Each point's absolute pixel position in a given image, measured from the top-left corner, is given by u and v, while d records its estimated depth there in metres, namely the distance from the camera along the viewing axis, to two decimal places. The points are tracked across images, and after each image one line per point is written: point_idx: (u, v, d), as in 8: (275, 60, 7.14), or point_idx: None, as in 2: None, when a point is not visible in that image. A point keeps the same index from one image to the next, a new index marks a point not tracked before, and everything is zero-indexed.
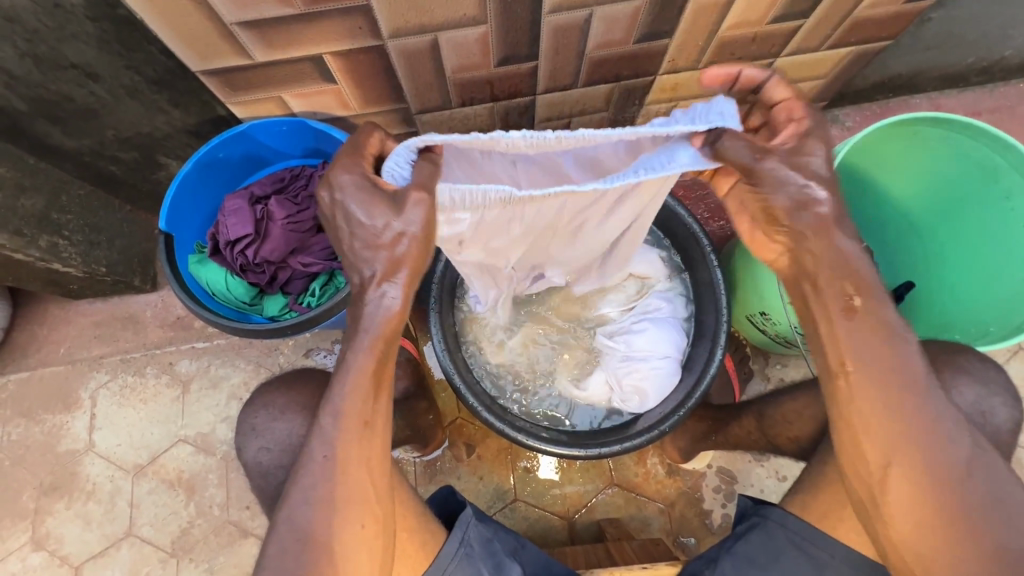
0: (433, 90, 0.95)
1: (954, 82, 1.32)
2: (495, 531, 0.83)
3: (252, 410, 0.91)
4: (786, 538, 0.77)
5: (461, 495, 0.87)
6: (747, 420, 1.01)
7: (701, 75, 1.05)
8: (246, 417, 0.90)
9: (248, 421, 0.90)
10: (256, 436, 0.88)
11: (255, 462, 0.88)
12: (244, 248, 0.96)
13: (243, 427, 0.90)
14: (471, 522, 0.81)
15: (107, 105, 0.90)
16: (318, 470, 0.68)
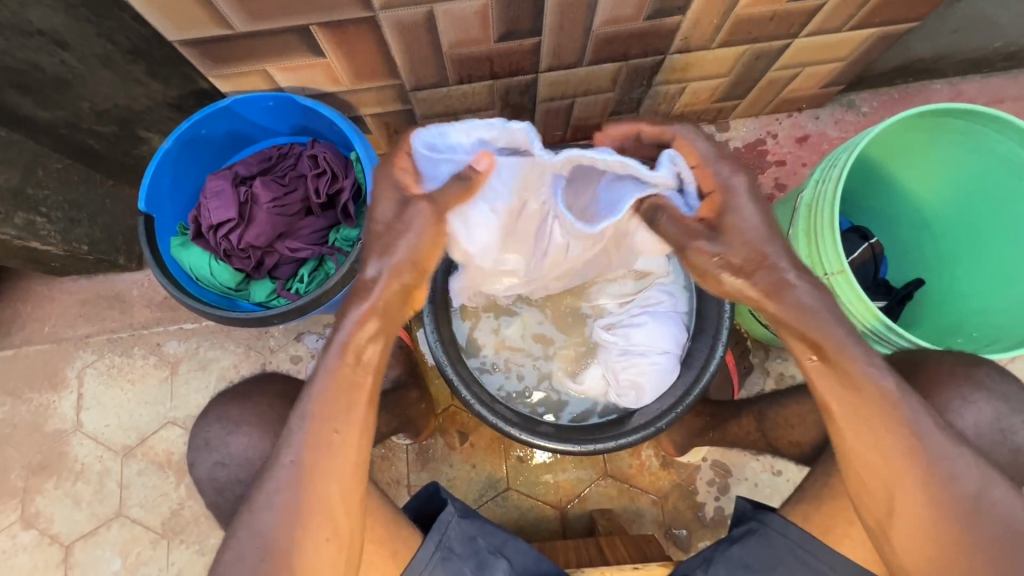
0: (429, 66, 0.89)
1: (978, 66, 1.25)
2: (479, 527, 0.83)
3: (204, 423, 0.89)
4: (786, 548, 0.78)
5: (446, 492, 0.86)
6: (747, 419, 1.01)
7: (714, 55, 0.99)
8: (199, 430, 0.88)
9: (200, 435, 0.88)
10: (209, 452, 0.87)
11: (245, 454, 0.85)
12: (228, 232, 0.91)
13: (196, 442, 0.88)
14: (452, 521, 0.81)
15: (81, 75, 0.85)
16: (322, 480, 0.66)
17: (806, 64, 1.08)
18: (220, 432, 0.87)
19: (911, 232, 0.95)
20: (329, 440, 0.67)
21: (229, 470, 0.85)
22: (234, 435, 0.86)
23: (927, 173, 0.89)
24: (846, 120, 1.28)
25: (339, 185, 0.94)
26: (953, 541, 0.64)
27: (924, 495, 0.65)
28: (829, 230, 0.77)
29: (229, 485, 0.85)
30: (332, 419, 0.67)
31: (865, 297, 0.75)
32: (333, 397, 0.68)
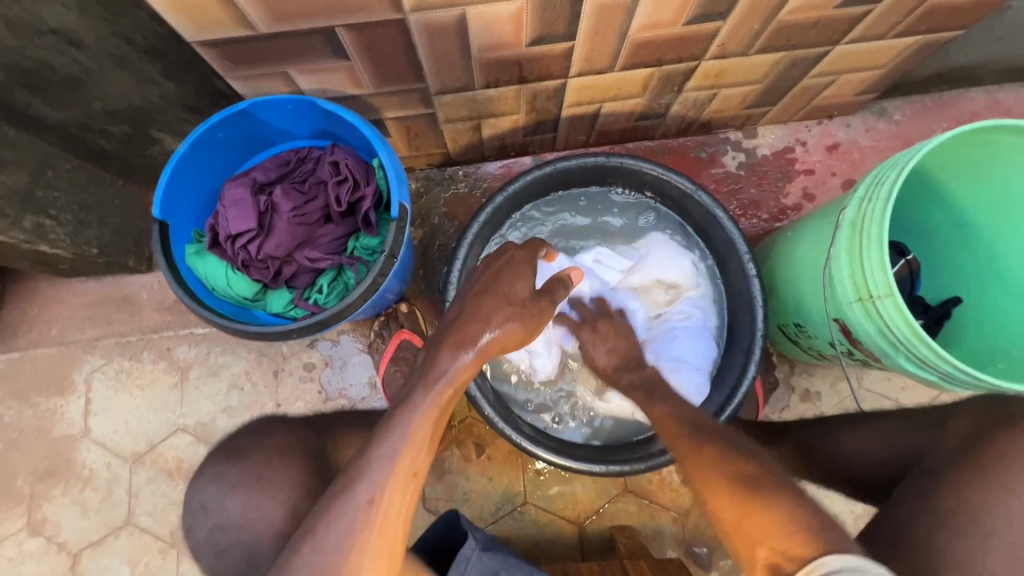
0: (456, 70, 0.85)
1: (1016, 74, 1.22)
2: (501, 560, 0.80)
3: (201, 485, 0.96)
4: None
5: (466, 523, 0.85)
6: None
7: (750, 62, 0.95)
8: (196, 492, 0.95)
9: (196, 498, 0.95)
10: (205, 516, 0.92)
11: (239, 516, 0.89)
12: (246, 241, 0.88)
13: (193, 505, 0.95)
14: (473, 557, 0.79)
15: (94, 75, 0.81)
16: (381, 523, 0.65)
17: (843, 71, 1.04)
18: (216, 494, 0.93)
19: (951, 247, 0.92)
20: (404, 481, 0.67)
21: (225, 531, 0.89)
22: (228, 498, 0.91)
23: (974, 188, 0.85)
24: (878, 128, 1.24)
25: (361, 193, 0.90)
26: None
27: (730, 489, 0.66)
28: (877, 250, 0.73)
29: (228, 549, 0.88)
30: (413, 462, 0.68)
31: (913, 321, 0.71)
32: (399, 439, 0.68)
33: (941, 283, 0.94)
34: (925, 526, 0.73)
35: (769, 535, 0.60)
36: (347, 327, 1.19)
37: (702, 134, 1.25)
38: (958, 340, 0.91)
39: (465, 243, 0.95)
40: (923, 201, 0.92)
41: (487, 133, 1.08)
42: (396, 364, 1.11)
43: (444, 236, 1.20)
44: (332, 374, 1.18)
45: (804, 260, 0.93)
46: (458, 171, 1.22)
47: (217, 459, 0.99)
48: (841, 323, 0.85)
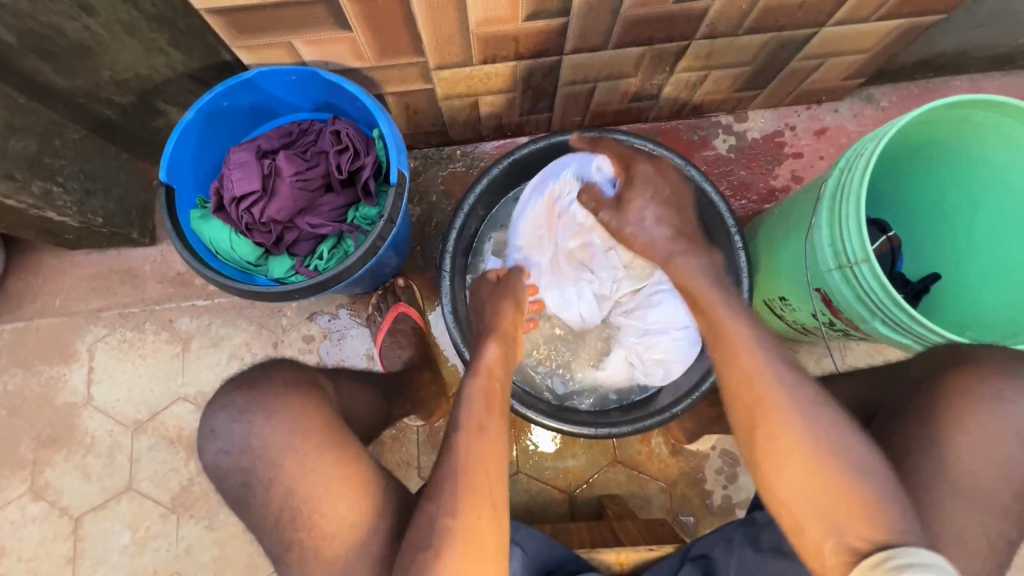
0: (454, 44, 0.88)
1: (999, 64, 1.25)
2: None
3: (212, 411, 0.80)
4: None
5: None
6: None
7: (739, 42, 0.98)
8: (205, 418, 0.79)
9: (206, 424, 0.79)
10: (214, 439, 0.78)
11: (213, 466, 0.77)
12: (251, 205, 0.92)
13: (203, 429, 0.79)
14: None
15: (103, 42, 0.84)
16: (469, 476, 0.68)
17: (830, 55, 1.07)
18: (224, 419, 0.78)
19: (929, 224, 0.96)
20: (481, 437, 0.71)
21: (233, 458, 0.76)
22: (238, 423, 0.77)
23: (949, 165, 0.89)
24: (865, 113, 1.28)
25: (361, 162, 0.94)
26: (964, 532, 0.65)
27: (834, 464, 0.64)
28: (856, 216, 0.77)
29: (232, 473, 0.76)
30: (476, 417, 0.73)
31: (889, 284, 0.75)
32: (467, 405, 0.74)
33: (920, 261, 0.98)
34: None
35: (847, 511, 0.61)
36: (346, 300, 1.22)
37: (695, 117, 1.28)
38: (937, 314, 0.94)
39: (462, 213, 0.98)
40: (905, 181, 0.95)
41: (484, 111, 1.12)
42: (393, 336, 1.13)
43: (442, 214, 1.24)
44: (330, 346, 1.21)
45: (788, 234, 0.97)
46: (456, 151, 1.25)
47: (228, 386, 0.81)
48: (823, 293, 0.88)
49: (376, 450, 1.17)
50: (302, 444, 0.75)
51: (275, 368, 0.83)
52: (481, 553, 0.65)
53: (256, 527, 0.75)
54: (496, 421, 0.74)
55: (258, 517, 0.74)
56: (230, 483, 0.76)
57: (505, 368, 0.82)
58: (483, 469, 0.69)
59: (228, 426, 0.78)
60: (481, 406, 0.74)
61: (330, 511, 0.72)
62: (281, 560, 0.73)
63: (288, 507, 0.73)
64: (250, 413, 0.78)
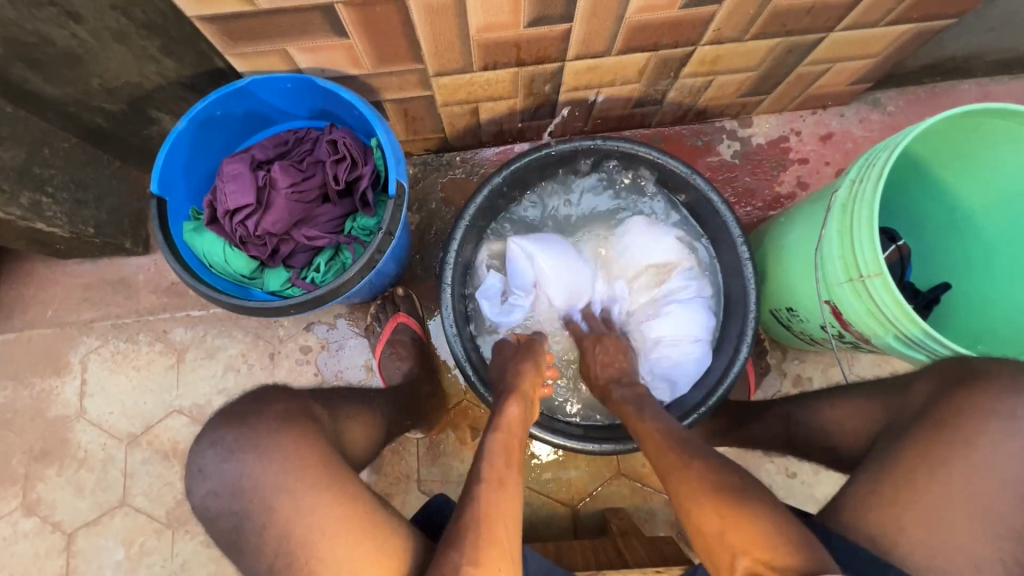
0: (454, 50, 0.86)
1: (1008, 67, 1.23)
2: None
3: (198, 448, 0.76)
4: None
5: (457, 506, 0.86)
6: (774, 420, 1.00)
7: (746, 48, 0.96)
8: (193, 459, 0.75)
9: (194, 463, 0.75)
10: (204, 480, 0.74)
11: (201, 508, 0.73)
12: (245, 217, 0.89)
13: (189, 469, 0.75)
14: None
15: (92, 49, 0.82)
16: (489, 527, 0.66)
17: (838, 60, 1.05)
18: (213, 459, 0.74)
19: (940, 232, 0.94)
20: (501, 491, 0.70)
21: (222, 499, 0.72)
22: (228, 463, 0.73)
23: (962, 173, 0.87)
24: (872, 118, 1.26)
25: (358, 172, 0.91)
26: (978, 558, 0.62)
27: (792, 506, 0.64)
28: (868, 230, 0.74)
29: (223, 515, 0.72)
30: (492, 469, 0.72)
31: (902, 300, 0.72)
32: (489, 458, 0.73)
33: (930, 270, 0.96)
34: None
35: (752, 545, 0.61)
36: (344, 310, 1.20)
37: (698, 123, 1.26)
38: (949, 324, 0.92)
39: (462, 224, 0.95)
40: (915, 189, 0.93)
41: (484, 117, 1.09)
42: (392, 347, 1.11)
43: (441, 222, 1.21)
44: (328, 357, 1.18)
45: (795, 244, 0.94)
46: (456, 157, 1.23)
47: (216, 421, 0.78)
48: (832, 306, 0.86)
49: (374, 463, 1.15)
50: (296, 484, 0.71)
51: (267, 400, 0.80)
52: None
53: (249, 570, 0.71)
54: (513, 475, 0.73)
55: (253, 560, 0.71)
56: (220, 526, 0.72)
57: (524, 425, 0.80)
58: (502, 521, 0.68)
59: (217, 467, 0.74)
60: (499, 457, 0.73)
61: (329, 557, 0.68)
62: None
63: (283, 551, 0.69)
64: (240, 452, 0.74)
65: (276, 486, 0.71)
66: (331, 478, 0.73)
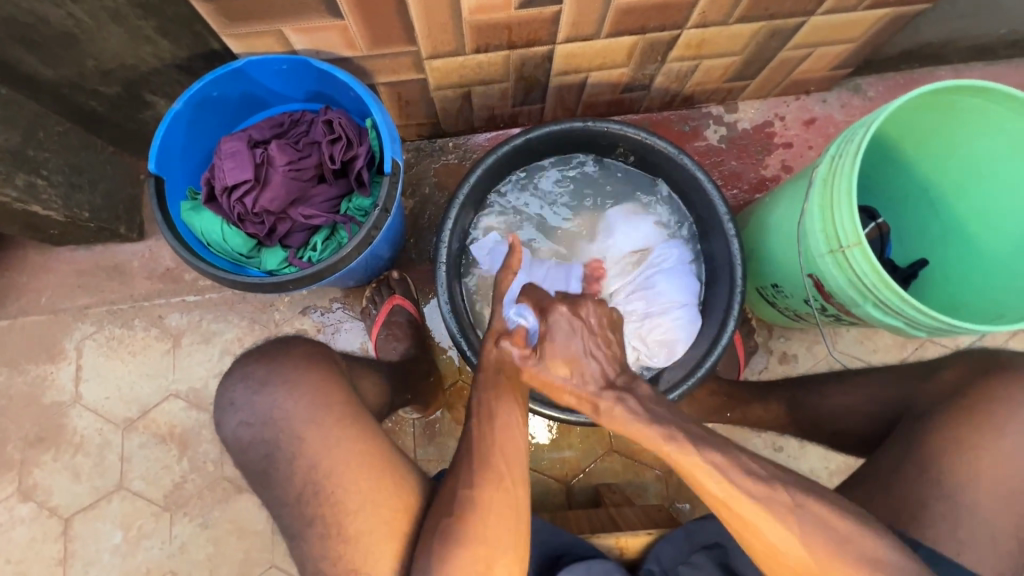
0: (447, 32, 0.88)
1: (982, 54, 1.28)
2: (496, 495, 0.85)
3: (230, 383, 0.79)
4: None
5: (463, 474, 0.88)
6: (775, 404, 1.04)
7: (730, 31, 0.99)
8: (224, 390, 0.79)
9: (225, 396, 0.79)
10: (235, 412, 0.77)
11: (234, 439, 0.76)
12: (243, 195, 0.91)
13: (220, 402, 0.79)
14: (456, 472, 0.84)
15: (88, 30, 0.83)
16: (483, 458, 0.72)
17: (819, 44, 1.08)
18: (244, 391, 0.77)
19: (918, 210, 0.97)
20: (493, 422, 0.74)
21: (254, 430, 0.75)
22: (260, 394, 0.77)
23: (938, 152, 0.90)
24: (853, 103, 1.29)
25: (354, 153, 0.93)
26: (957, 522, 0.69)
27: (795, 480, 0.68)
28: (847, 201, 0.78)
29: (254, 446, 0.75)
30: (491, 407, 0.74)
31: (879, 267, 0.76)
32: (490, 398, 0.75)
33: (908, 246, 0.99)
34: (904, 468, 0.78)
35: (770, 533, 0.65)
36: (340, 294, 1.21)
37: (686, 108, 1.29)
38: (926, 298, 0.96)
39: (456, 203, 0.97)
40: (893, 168, 0.96)
41: (477, 102, 1.11)
42: (388, 328, 1.13)
43: (434, 206, 1.23)
44: (324, 340, 1.20)
45: (779, 221, 0.97)
46: (449, 143, 1.25)
47: (246, 356, 0.81)
48: (815, 278, 0.89)
49: None
50: (324, 417, 0.74)
51: (291, 342, 0.83)
52: (496, 530, 0.68)
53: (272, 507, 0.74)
54: (509, 411, 0.75)
55: (279, 492, 0.73)
56: (250, 458, 0.75)
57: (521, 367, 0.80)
58: (499, 453, 0.72)
59: (247, 398, 0.77)
60: (487, 390, 0.75)
61: (350, 493, 0.71)
62: (295, 545, 0.72)
63: (310, 481, 0.72)
64: (270, 386, 0.77)
65: (279, 453, 0.74)
66: (356, 416, 0.76)
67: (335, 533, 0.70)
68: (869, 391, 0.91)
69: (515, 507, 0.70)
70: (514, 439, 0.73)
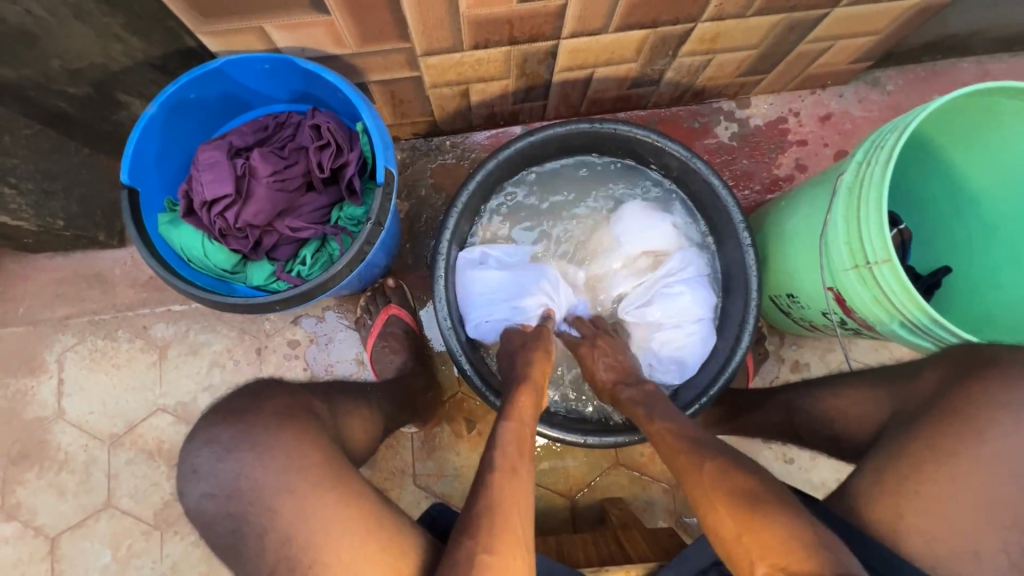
0: (443, 28, 0.80)
1: (1009, 45, 1.21)
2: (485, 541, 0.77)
3: (193, 446, 0.74)
4: None
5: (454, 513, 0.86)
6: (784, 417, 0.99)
7: (747, 24, 0.92)
8: (186, 457, 0.73)
9: (188, 461, 0.73)
10: (198, 481, 0.71)
11: (197, 510, 0.71)
12: (224, 209, 0.84)
13: (183, 468, 0.73)
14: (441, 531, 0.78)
15: (49, 28, 0.76)
16: (505, 520, 0.66)
17: (840, 37, 1.01)
18: (209, 458, 0.71)
19: (940, 214, 0.92)
20: (515, 479, 0.70)
21: (218, 501, 0.70)
22: (225, 462, 0.71)
23: (968, 153, 0.85)
24: (871, 97, 1.23)
25: (344, 159, 0.87)
26: None
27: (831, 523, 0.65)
28: (876, 215, 0.72)
29: (219, 519, 0.70)
30: (509, 457, 0.71)
31: (910, 286, 0.70)
32: (508, 442, 0.73)
33: (931, 253, 0.94)
34: None
35: (769, 551, 0.60)
36: (333, 302, 1.15)
37: (695, 104, 1.22)
38: (949, 309, 0.91)
39: (454, 212, 0.91)
40: (920, 171, 0.90)
41: (475, 100, 1.05)
42: (384, 340, 1.07)
43: (431, 209, 1.17)
44: (317, 351, 1.15)
45: (797, 229, 0.92)
46: (445, 142, 1.18)
47: (209, 417, 0.76)
48: (836, 292, 0.84)
49: (369, 458, 1.13)
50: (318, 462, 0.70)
51: (265, 395, 0.78)
52: None
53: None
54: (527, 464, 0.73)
55: (251, 563, 0.68)
56: (230, 507, 0.70)
57: (535, 415, 0.79)
58: (510, 508, 0.67)
59: (212, 465, 0.71)
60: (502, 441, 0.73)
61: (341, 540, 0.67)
62: None
63: (284, 555, 0.66)
64: (236, 451, 0.71)
65: (270, 493, 0.69)
66: None
67: None
68: (864, 394, 0.84)
69: (525, 565, 0.65)
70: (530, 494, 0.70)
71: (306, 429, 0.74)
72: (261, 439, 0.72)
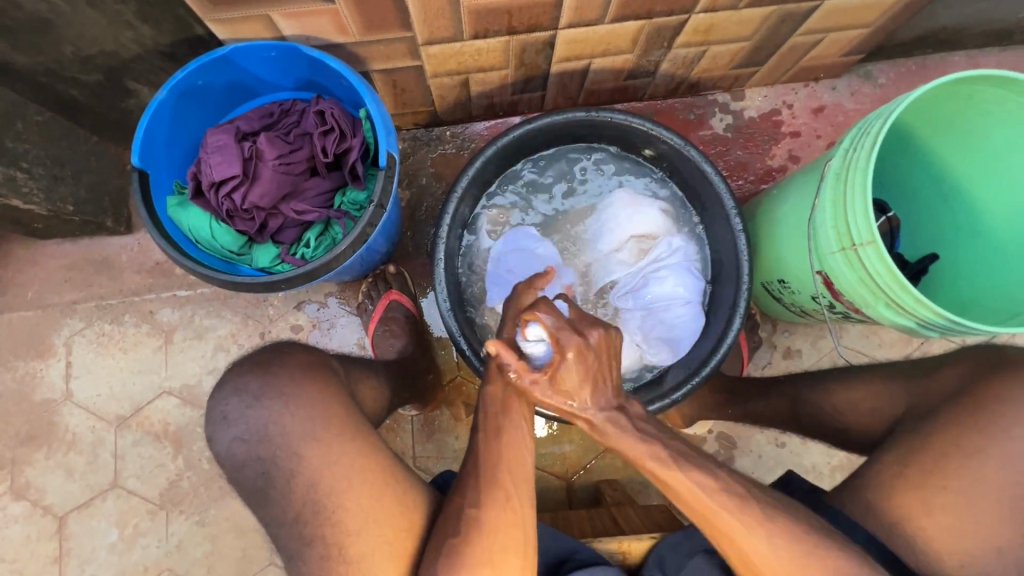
0: (444, 18, 0.83)
1: (998, 39, 1.24)
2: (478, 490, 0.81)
3: (222, 394, 0.77)
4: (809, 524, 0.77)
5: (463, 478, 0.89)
6: (776, 400, 1.02)
7: (740, 16, 0.94)
8: (215, 405, 0.76)
9: (217, 408, 0.76)
10: (227, 427, 0.74)
11: (228, 455, 0.74)
12: (231, 191, 0.87)
13: (212, 415, 0.76)
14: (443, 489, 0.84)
15: (63, 15, 0.79)
16: (491, 472, 0.71)
17: (832, 30, 1.04)
18: (238, 405, 0.75)
19: (927, 203, 0.95)
20: (501, 437, 0.72)
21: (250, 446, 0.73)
22: (255, 409, 0.74)
23: (952, 143, 0.87)
24: (863, 91, 1.25)
25: (347, 144, 0.89)
26: (959, 539, 0.69)
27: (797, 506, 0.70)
28: (861, 197, 0.75)
29: (249, 464, 0.73)
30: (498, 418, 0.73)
31: (894, 266, 0.73)
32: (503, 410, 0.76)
33: (919, 239, 0.97)
34: (899, 461, 0.74)
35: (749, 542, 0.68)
36: (335, 288, 1.18)
37: (691, 96, 1.25)
38: (935, 295, 0.94)
39: (454, 197, 0.94)
40: (907, 158, 0.93)
41: (475, 89, 1.07)
42: (385, 325, 1.10)
43: (432, 197, 1.19)
44: (319, 336, 1.17)
45: (787, 215, 0.94)
46: (446, 132, 1.21)
47: (239, 367, 0.78)
48: (824, 275, 0.87)
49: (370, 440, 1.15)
50: (319, 435, 0.73)
51: (286, 350, 0.81)
52: (504, 536, 0.69)
53: (265, 524, 0.73)
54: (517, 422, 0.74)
55: (267, 515, 0.72)
56: (237, 478, 0.73)
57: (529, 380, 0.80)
58: (506, 466, 0.71)
59: (241, 412, 0.75)
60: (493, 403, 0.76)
61: (343, 509, 0.70)
62: (292, 560, 0.71)
63: (310, 499, 0.71)
64: (265, 400, 0.75)
65: (278, 465, 0.72)
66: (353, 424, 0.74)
67: (333, 548, 0.70)
68: None
69: (519, 517, 0.70)
70: (526, 454, 0.73)
71: (326, 381, 0.79)
72: (268, 411, 0.75)
